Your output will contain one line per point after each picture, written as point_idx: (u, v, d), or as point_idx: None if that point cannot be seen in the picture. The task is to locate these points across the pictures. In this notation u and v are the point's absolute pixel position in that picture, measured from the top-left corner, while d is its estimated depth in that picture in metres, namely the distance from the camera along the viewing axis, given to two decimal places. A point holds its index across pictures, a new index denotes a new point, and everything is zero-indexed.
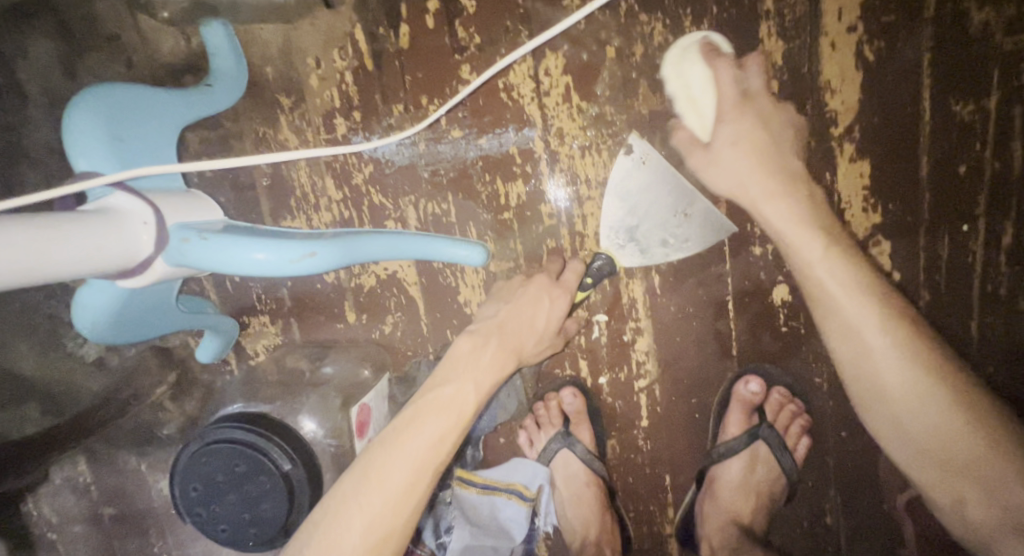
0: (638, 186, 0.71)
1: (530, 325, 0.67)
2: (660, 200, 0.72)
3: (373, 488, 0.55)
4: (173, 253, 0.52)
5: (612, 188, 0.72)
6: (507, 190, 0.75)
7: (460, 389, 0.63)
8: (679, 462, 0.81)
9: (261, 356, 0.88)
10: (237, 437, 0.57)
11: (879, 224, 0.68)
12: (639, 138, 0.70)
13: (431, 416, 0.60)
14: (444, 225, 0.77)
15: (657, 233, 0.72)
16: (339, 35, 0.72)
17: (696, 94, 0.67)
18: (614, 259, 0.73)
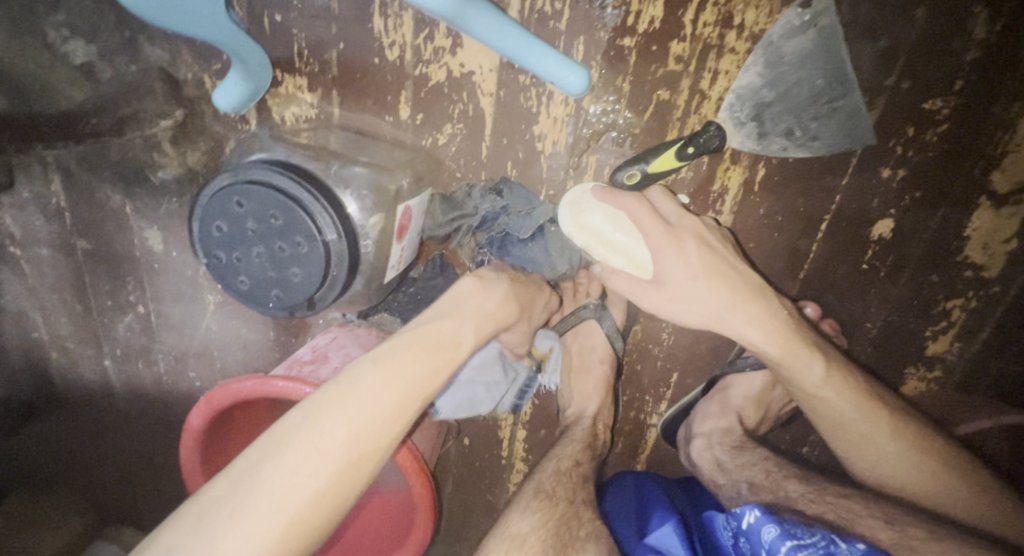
0: (794, 53, 0.59)
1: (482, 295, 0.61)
2: (807, 79, 0.60)
3: (329, 428, 0.45)
4: None
5: (765, 44, 0.59)
6: (640, 8, 0.60)
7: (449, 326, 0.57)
8: (694, 364, 0.80)
9: (287, 125, 0.76)
10: (279, 184, 0.47)
11: None
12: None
13: (415, 362, 0.52)
14: (548, 30, 0.63)
15: (788, 119, 0.61)
16: None
17: (605, 225, 0.62)
18: (726, 134, 0.62)
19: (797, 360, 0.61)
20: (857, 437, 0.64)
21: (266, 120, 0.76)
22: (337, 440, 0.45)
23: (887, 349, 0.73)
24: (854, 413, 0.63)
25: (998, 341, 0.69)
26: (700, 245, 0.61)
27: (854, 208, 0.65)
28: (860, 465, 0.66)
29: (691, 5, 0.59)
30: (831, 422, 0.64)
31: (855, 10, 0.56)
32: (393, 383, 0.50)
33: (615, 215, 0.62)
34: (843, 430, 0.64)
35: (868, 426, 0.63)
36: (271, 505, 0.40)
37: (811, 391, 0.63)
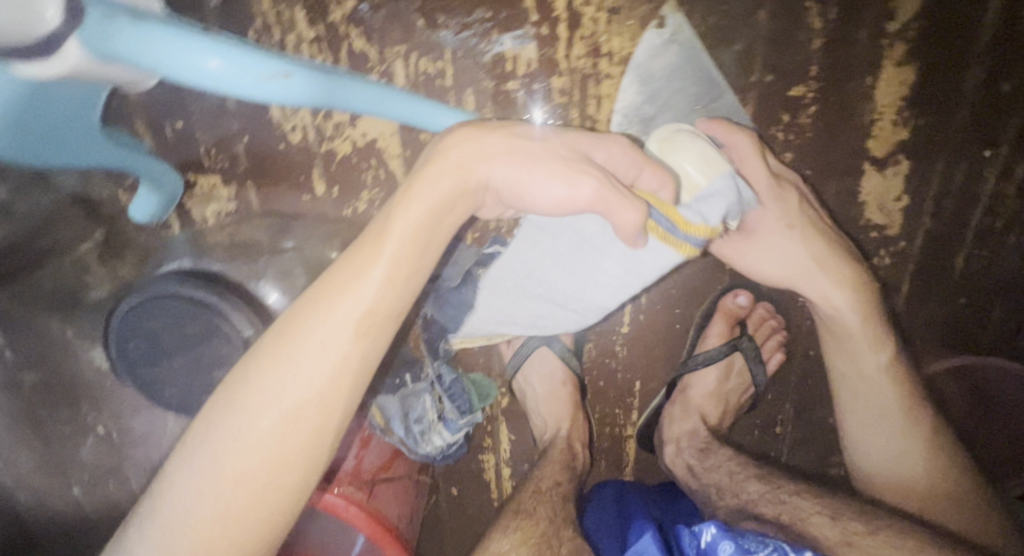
0: (664, 68, 0.63)
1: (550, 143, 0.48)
2: (683, 87, 0.64)
3: (285, 372, 0.42)
4: (90, 39, 0.40)
5: (635, 66, 0.63)
6: (516, 55, 0.64)
7: (393, 254, 0.45)
8: (653, 369, 0.81)
9: (211, 222, 0.77)
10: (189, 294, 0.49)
11: (904, 141, 0.63)
12: (674, 11, 0.61)
13: (393, 236, 0.45)
14: (436, 89, 0.67)
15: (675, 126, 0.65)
16: None
17: (696, 166, 0.54)
18: None
19: (858, 342, 0.67)
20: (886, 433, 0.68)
21: (189, 220, 0.77)
22: (297, 388, 0.42)
23: None
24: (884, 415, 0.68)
25: (919, 291, 0.72)
26: (800, 202, 0.64)
27: None
28: (866, 461, 0.71)
29: (559, 43, 0.63)
30: (868, 422, 0.70)
31: (705, 20, 0.61)
32: (342, 302, 0.43)
33: (711, 157, 0.54)
34: (867, 427, 0.70)
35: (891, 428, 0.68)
36: (234, 463, 0.42)
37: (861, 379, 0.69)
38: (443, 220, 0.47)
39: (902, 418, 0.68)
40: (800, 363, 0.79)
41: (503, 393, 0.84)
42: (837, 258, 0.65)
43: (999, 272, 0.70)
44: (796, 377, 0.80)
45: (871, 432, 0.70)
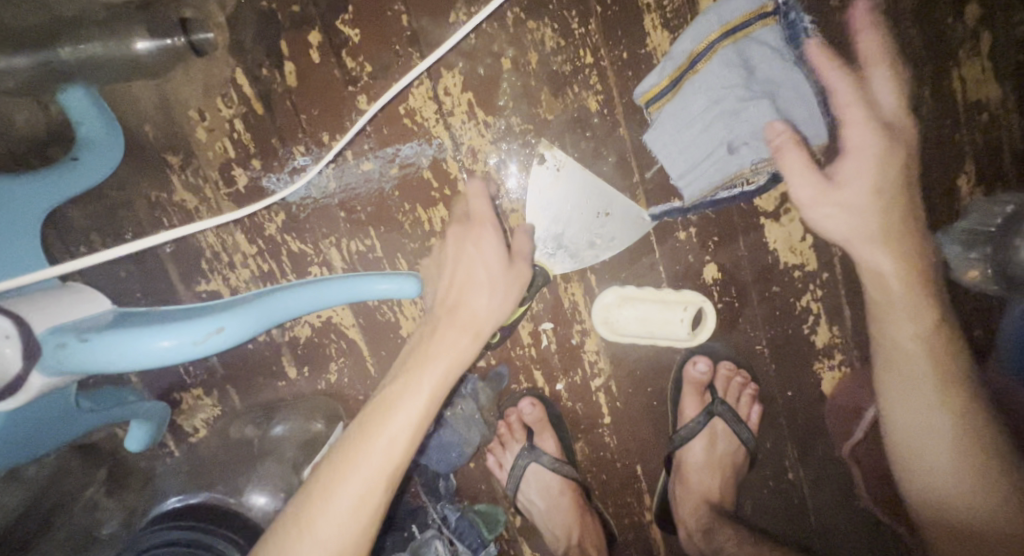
0: (556, 195, 0.71)
1: (481, 287, 0.62)
2: (581, 203, 0.71)
3: (344, 474, 0.52)
4: (51, 363, 0.45)
5: (532, 198, 0.71)
6: (430, 216, 0.73)
7: (414, 385, 0.57)
8: (647, 451, 0.81)
9: (202, 431, 0.82)
10: (180, 536, 0.53)
11: (784, 191, 0.70)
12: (550, 146, 0.69)
13: (414, 374, 0.57)
14: (371, 261, 0.75)
15: (584, 236, 0.72)
16: (219, 81, 0.68)
17: (633, 319, 0.72)
18: (546, 269, 0.72)
19: (898, 308, 0.67)
20: (927, 461, 0.66)
21: (182, 434, 0.82)
22: (341, 501, 0.51)
23: (787, 359, 0.77)
24: (942, 453, 0.65)
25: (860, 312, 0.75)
26: (879, 177, 0.64)
27: (679, 268, 0.73)
28: (953, 521, 0.65)
29: (464, 196, 0.72)
30: (912, 448, 0.67)
31: (579, 146, 0.69)
32: (383, 423, 0.54)
33: (647, 318, 0.72)
34: (926, 463, 0.66)
35: (948, 457, 0.64)
36: None
37: (913, 402, 0.67)
38: (445, 359, 0.58)
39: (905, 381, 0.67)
40: (785, 406, 0.79)
41: (513, 513, 0.84)
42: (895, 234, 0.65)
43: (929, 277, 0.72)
44: (785, 420, 0.80)
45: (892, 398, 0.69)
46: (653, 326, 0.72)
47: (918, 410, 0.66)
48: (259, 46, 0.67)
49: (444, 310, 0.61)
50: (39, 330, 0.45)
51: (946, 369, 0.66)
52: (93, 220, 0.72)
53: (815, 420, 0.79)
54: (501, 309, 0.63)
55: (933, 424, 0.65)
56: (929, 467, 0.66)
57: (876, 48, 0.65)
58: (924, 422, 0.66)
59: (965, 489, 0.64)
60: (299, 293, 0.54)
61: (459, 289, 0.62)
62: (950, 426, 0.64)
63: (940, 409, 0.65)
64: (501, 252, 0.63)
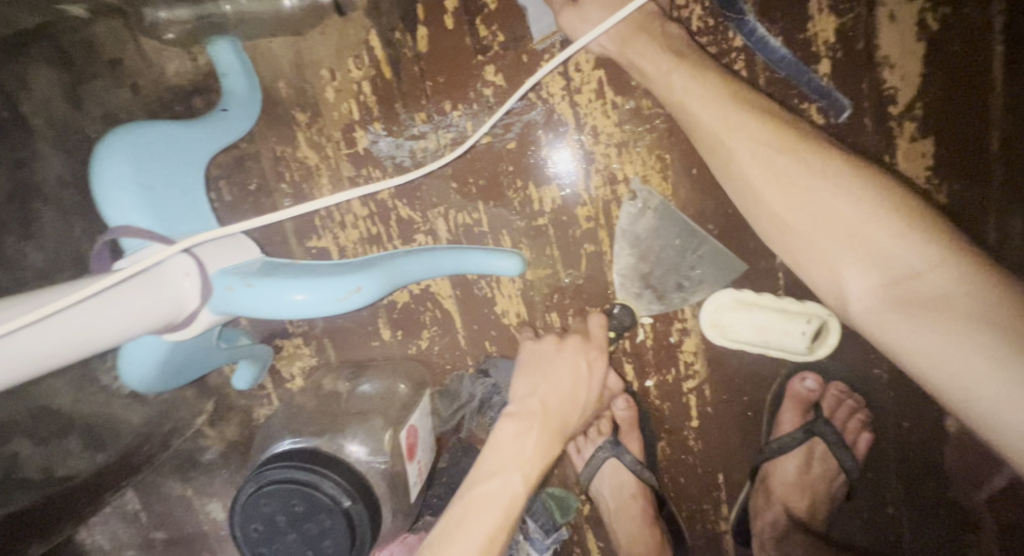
0: (647, 229, 0.69)
1: (572, 401, 0.65)
2: (671, 240, 0.69)
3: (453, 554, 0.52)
4: (218, 302, 0.47)
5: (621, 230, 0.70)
6: (541, 195, 0.71)
7: (508, 482, 0.58)
8: (733, 461, 0.78)
9: (297, 379, 0.86)
10: (307, 477, 0.55)
11: (944, 205, 0.62)
12: (646, 184, 0.68)
13: (507, 471, 0.59)
14: (476, 235, 0.74)
15: (672, 276, 0.70)
16: (353, 42, 0.68)
17: (745, 326, 0.68)
18: (631, 308, 0.72)
19: (778, 138, 0.54)
20: (877, 272, 0.48)
21: (279, 380, 0.86)
22: None
23: (909, 388, 0.70)
24: (848, 198, 0.50)
25: None
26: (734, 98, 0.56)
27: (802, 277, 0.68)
28: (924, 346, 0.45)
29: (579, 176, 0.70)
30: (869, 259, 0.49)
31: None
32: (486, 518, 0.55)
33: (763, 328, 0.68)
34: (855, 239, 0.49)
35: (874, 221, 0.49)
36: None
37: (822, 210, 0.51)
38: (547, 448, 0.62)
39: (802, 195, 0.52)
40: (896, 437, 0.73)
41: (584, 503, 0.83)
42: (760, 127, 0.54)
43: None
44: (893, 451, 0.74)
45: (818, 237, 0.52)
46: (763, 337, 0.68)
47: (821, 211, 0.51)
48: (395, 9, 0.67)
49: (532, 412, 0.62)
50: (212, 269, 0.47)
51: (826, 161, 0.52)
52: (225, 170, 0.76)
53: (930, 457, 0.72)
54: (577, 423, 0.67)
55: (828, 198, 0.51)
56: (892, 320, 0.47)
57: None
58: (846, 213, 0.50)
59: (949, 328, 0.43)
60: (414, 258, 0.60)
61: (552, 398, 0.64)
62: (878, 228, 0.48)
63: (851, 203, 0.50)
64: (599, 378, 0.67)
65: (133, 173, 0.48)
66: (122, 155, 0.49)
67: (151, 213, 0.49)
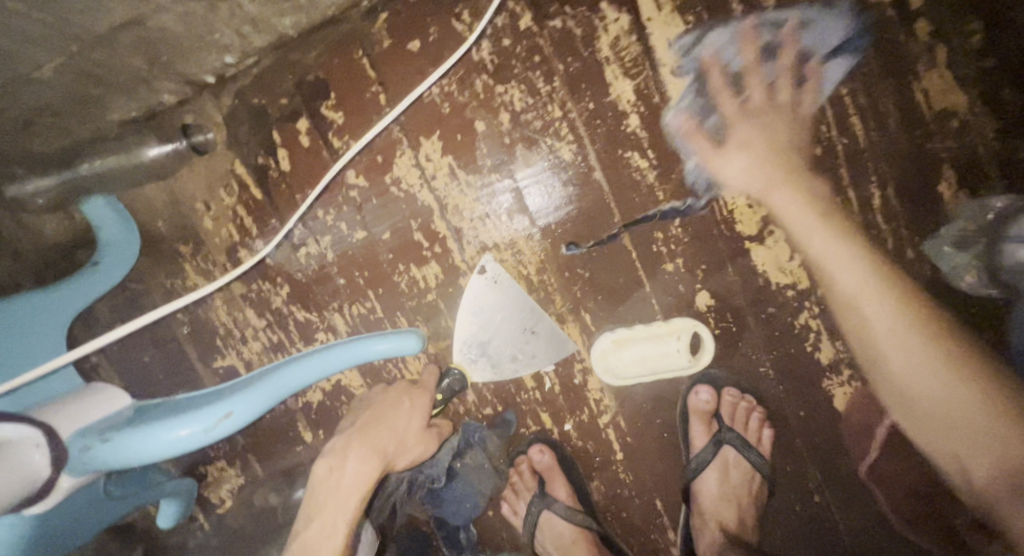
0: (489, 304, 0.76)
1: (395, 431, 0.67)
2: (513, 311, 0.75)
3: None
4: (76, 465, 0.49)
5: (465, 296, 0.76)
6: (423, 273, 0.76)
7: (330, 525, 0.61)
8: (664, 484, 0.79)
9: (227, 502, 0.84)
10: None
11: (767, 215, 0.71)
12: (490, 258, 0.75)
13: (327, 513, 0.62)
14: (374, 322, 0.78)
15: (508, 348, 0.76)
16: (221, 173, 0.74)
17: (635, 364, 0.74)
18: (465, 374, 0.76)
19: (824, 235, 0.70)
20: (874, 344, 0.72)
21: (209, 507, 0.84)
22: None
23: (794, 379, 0.75)
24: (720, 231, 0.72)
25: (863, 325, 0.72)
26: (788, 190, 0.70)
27: (671, 299, 0.74)
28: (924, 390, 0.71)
29: (454, 249, 0.75)
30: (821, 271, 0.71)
31: (556, 194, 0.73)
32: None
33: (647, 359, 0.74)
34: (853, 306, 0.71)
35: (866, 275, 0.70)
36: None
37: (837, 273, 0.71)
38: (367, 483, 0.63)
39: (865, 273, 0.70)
40: (799, 428, 0.76)
41: None
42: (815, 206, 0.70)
43: (937, 294, 0.69)
44: (802, 441, 0.77)
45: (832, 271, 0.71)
46: (645, 372, 0.74)
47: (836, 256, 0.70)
48: (254, 137, 0.72)
49: (344, 443, 0.66)
50: (64, 433, 0.50)
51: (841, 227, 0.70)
52: (118, 311, 0.78)
53: (833, 439, 0.75)
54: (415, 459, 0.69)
55: (823, 246, 0.70)
56: (887, 373, 0.72)
57: (831, 72, 0.66)
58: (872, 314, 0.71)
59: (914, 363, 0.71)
60: (302, 367, 0.57)
61: (371, 427, 0.67)
62: (830, 235, 0.70)
63: (884, 296, 0.70)
64: (424, 410, 0.70)
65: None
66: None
67: None
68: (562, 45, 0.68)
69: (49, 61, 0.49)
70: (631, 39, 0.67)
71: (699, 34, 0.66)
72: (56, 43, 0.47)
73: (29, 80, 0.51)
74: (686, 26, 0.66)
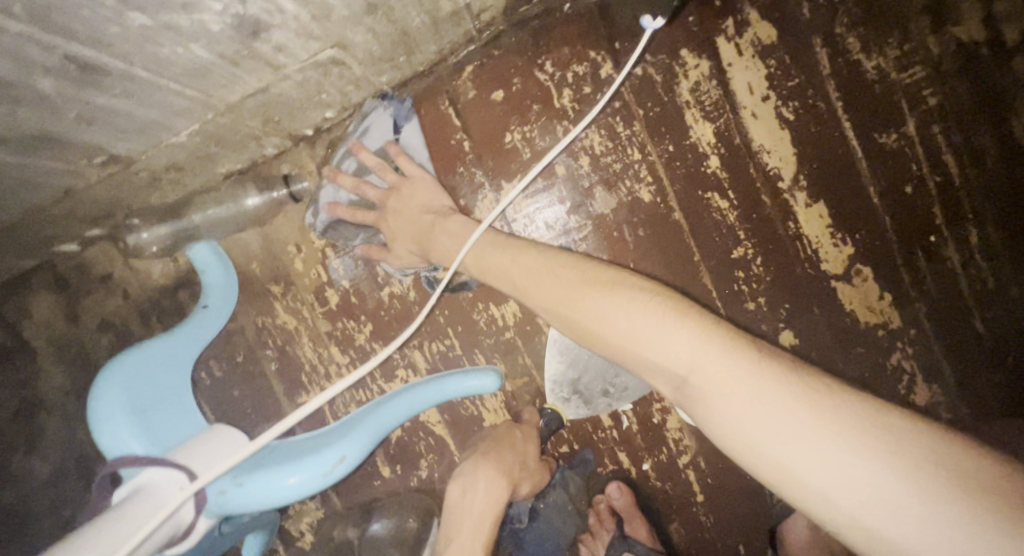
0: (577, 340, 0.77)
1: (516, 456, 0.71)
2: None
3: None
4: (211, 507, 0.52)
5: (555, 332, 0.77)
6: (502, 312, 0.78)
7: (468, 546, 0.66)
8: (748, 528, 0.77)
9: (308, 534, 0.86)
10: None
11: (854, 254, 0.70)
12: None
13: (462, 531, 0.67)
14: (453, 359, 0.79)
15: (599, 384, 0.77)
16: (314, 218, 0.78)
17: None
18: (560, 413, 0.78)
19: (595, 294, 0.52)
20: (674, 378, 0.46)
21: (289, 539, 0.86)
22: None
23: None
24: None
25: (961, 367, 0.69)
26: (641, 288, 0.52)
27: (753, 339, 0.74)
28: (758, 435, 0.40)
29: None
30: (585, 330, 0.52)
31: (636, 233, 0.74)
32: None
33: None
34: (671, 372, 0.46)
35: (686, 331, 0.46)
36: None
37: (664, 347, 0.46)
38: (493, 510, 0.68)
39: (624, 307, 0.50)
40: None
41: None
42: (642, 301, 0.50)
43: None
44: None
45: (629, 313, 0.49)
46: None
47: (648, 346, 0.47)
48: None
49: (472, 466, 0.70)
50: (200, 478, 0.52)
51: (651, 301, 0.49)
52: (213, 348, 0.82)
53: None
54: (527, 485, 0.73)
55: (605, 305, 0.51)
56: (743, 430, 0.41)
57: (921, 112, 0.65)
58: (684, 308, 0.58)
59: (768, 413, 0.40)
60: (393, 406, 0.59)
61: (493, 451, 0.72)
62: (589, 290, 0.53)
63: (671, 314, 0.48)
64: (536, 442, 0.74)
65: (124, 401, 0.58)
66: (120, 386, 0.59)
67: (142, 432, 0.58)
68: (643, 91, 0.70)
69: (186, 129, 0.54)
70: (712, 84, 0.69)
71: (782, 76, 0.67)
72: (197, 114, 0.52)
73: (167, 145, 0.56)
74: (768, 70, 0.67)
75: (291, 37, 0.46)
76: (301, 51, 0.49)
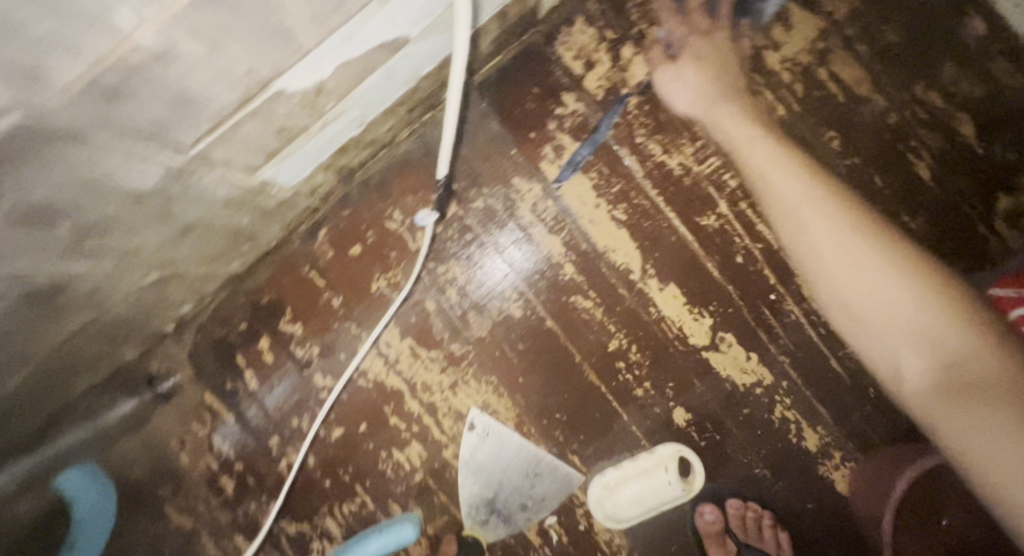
0: (487, 456, 0.76)
1: None
2: (515, 454, 0.76)
3: None
4: None
5: (465, 452, 0.76)
6: (407, 455, 0.76)
7: None
8: None
9: None
10: None
11: (713, 323, 0.75)
12: (479, 411, 0.76)
13: None
14: (367, 516, 0.76)
15: (516, 499, 0.76)
16: (194, 407, 0.75)
17: (633, 503, 0.74)
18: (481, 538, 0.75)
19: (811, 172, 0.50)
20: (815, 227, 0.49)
21: None
22: None
23: (791, 471, 0.75)
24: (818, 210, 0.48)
25: (835, 406, 0.74)
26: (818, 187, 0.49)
27: (651, 422, 0.76)
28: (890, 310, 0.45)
29: (431, 424, 0.76)
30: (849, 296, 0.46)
31: (517, 348, 0.76)
32: None
33: (642, 499, 0.74)
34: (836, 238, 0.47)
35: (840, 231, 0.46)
36: None
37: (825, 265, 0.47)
38: None
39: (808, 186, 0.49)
40: (814, 520, 0.75)
41: None
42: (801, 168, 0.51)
43: None
44: (821, 532, 0.75)
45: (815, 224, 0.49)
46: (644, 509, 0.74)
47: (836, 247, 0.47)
48: (221, 366, 0.75)
49: None
50: None
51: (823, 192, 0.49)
52: None
53: (848, 522, 0.74)
54: None
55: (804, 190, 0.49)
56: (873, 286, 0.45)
57: (727, 193, 0.74)
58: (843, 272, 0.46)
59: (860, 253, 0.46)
60: None
61: None
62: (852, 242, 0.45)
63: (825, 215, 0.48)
64: None
65: None
66: None
67: None
68: (487, 221, 0.75)
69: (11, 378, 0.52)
70: (548, 202, 0.75)
71: (604, 185, 0.74)
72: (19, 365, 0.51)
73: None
74: (592, 182, 0.74)
75: (99, 279, 0.47)
76: (120, 284, 0.51)
